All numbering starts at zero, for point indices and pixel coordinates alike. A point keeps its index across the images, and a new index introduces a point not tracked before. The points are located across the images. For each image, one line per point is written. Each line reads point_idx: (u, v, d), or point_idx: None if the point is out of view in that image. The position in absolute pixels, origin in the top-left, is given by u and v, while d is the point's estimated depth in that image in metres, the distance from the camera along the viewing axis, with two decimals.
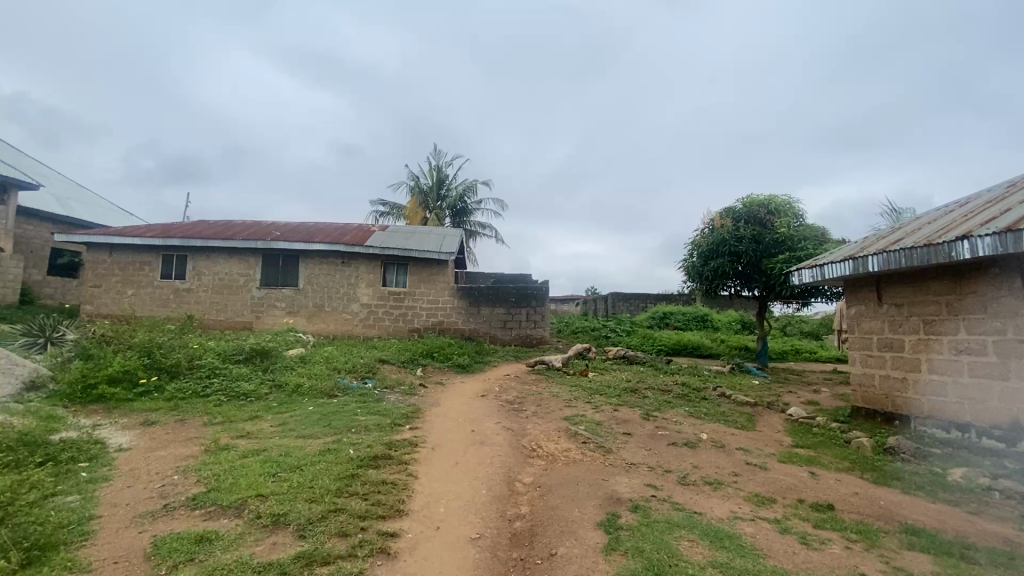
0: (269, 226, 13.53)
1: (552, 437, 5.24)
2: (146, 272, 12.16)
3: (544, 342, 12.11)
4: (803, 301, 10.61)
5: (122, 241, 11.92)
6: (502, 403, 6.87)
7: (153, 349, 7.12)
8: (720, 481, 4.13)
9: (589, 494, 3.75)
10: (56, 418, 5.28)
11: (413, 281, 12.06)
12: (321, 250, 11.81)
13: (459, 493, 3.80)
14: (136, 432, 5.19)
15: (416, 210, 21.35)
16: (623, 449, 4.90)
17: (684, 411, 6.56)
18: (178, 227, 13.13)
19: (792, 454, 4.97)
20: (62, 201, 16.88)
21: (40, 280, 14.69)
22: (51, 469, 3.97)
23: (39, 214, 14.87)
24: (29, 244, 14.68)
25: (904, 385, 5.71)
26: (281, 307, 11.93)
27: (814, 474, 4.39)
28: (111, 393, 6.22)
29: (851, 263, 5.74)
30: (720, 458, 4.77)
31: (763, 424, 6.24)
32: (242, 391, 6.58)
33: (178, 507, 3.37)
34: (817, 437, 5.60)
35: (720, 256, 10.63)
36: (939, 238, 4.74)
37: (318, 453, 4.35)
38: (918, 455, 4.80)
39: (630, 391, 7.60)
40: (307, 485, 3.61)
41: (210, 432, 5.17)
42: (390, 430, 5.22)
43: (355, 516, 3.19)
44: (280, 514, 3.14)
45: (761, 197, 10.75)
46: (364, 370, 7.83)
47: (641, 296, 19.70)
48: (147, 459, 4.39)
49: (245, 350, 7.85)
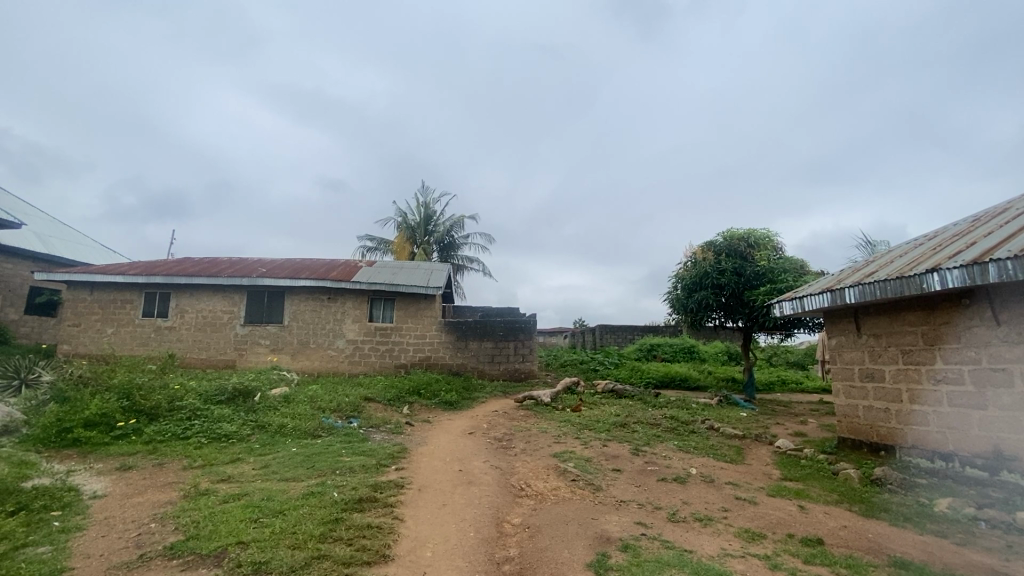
0: (256, 263, 13.49)
1: (541, 475, 5.19)
2: (127, 310, 11.97)
3: (532, 376, 12.06)
4: (786, 331, 10.75)
5: (104, 279, 11.77)
6: (491, 441, 6.78)
7: (132, 391, 6.96)
8: (709, 517, 4.11)
9: (579, 534, 3.70)
10: (29, 464, 5.11)
11: (400, 316, 12.03)
12: (307, 287, 11.76)
13: (445, 536, 3.71)
14: (112, 478, 5.02)
15: (405, 245, 21.51)
16: (613, 487, 4.86)
17: (673, 446, 6.53)
18: (163, 264, 13.03)
19: (780, 487, 4.97)
20: (43, 239, 16.67)
21: (16, 319, 14.37)
22: (22, 519, 3.82)
23: (19, 252, 14.68)
24: (8, 283, 14.45)
25: (887, 415, 5.80)
26: (265, 344, 11.77)
27: (802, 508, 4.39)
28: (87, 437, 6.02)
29: (830, 295, 5.91)
30: (710, 493, 4.76)
31: (751, 457, 6.24)
32: (224, 433, 6.42)
33: (154, 556, 3.25)
34: (805, 469, 5.61)
35: (703, 288, 10.81)
36: (910, 271, 4.92)
37: (302, 497, 4.25)
38: (905, 485, 4.81)
39: (619, 425, 7.56)
40: (291, 530, 3.52)
41: (190, 476, 5.02)
42: (376, 471, 5.12)
43: (339, 563, 3.10)
44: (261, 562, 3.05)
45: (741, 231, 11.06)
46: (350, 410, 7.69)
47: (628, 329, 19.86)
48: (123, 506, 4.23)
49: (228, 391, 7.72)
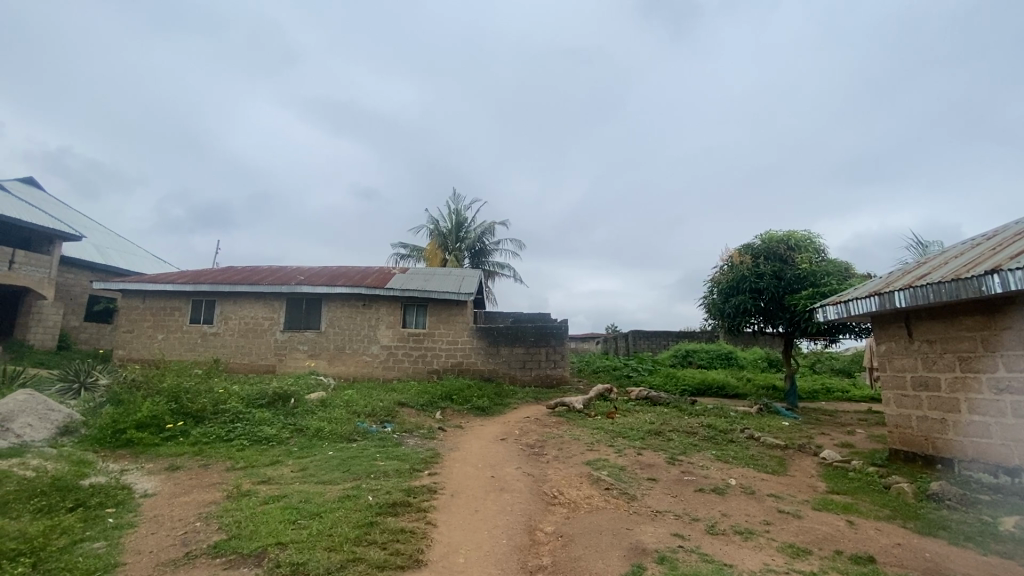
0: (294, 271, 13.93)
1: (574, 483, 5.12)
2: (176, 317, 12.56)
3: (564, 382, 11.96)
4: (830, 337, 10.31)
5: (154, 287, 12.40)
6: (522, 448, 6.75)
7: (180, 394, 7.30)
8: (751, 530, 3.96)
9: (614, 544, 3.63)
10: (87, 463, 5.41)
11: (432, 322, 12.17)
12: (342, 294, 12.05)
13: (478, 543, 3.70)
14: (161, 477, 5.26)
15: (436, 253, 21.81)
16: (648, 497, 4.74)
17: (711, 455, 6.34)
18: (208, 273, 13.62)
19: (827, 501, 4.74)
20: (101, 250, 17.75)
21: (76, 325, 15.32)
22: (80, 515, 4.04)
23: (78, 263, 15.67)
24: (69, 291, 15.45)
25: (944, 426, 5.45)
26: (303, 350, 12.12)
27: (851, 523, 4.17)
28: (139, 438, 6.32)
29: (877, 299, 5.61)
30: (750, 506, 4.58)
31: (795, 469, 5.99)
32: (265, 436, 6.64)
33: (200, 554, 3.37)
34: (853, 482, 5.33)
35: (741, 293, 10.49)
36: (967, 273, 4.63)
37: (338, 500, 4.32)
38: (965, 502, 4.50)
39: (655, 434, 7.39)
40: (326, 532, 3.58)
41: (233, 477, 5.20)
42: (409, 476, 5.18)
43: (373, 566, 3.14)
44: (300, 563, 3.12)
45: (780, 233, 10.68)
46: (384, 414, 7.82)
47: (662, 334, 19.49)
48: (171, 505, 4.44)
49: (268, 395, 7.98)
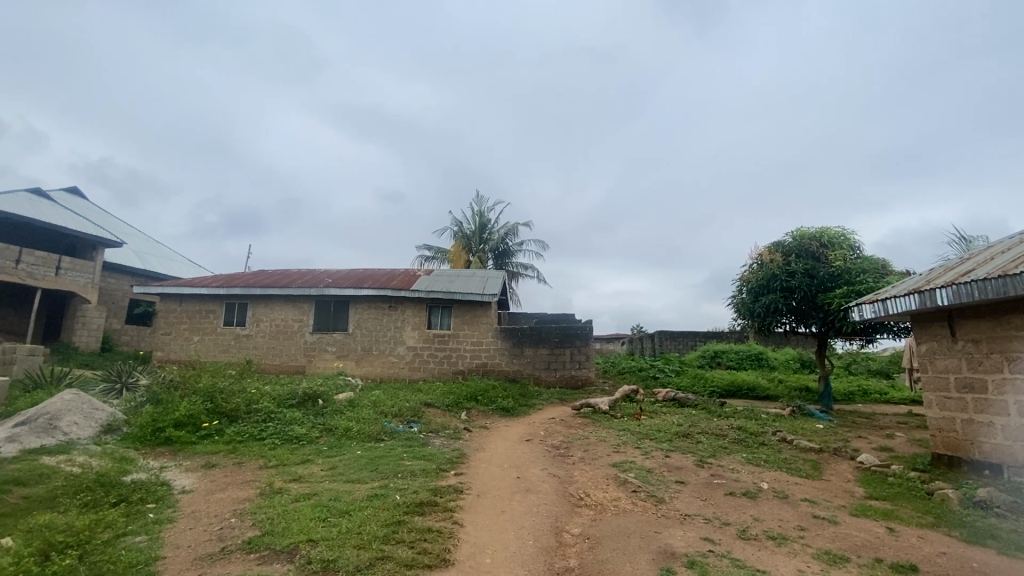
0: (322, 273, 14.23)
1: (601, 485, 5.07)
2: (210, 319, 12.98)
3: (589, 383, 11.87)
4: (867, 337, 9.95)
5: (190, 291, 12.84)
6: (548, 449, 6.72)
7: (215, 394, 7.54)
8: (784, 535, 3.84)
9: (642, 547, 3.58)
10: (129, 460, 5.64)
11: (457, 323, 12.25)
12: (369, 296, 12.25)
13: (504, 543, 3.70)
14: (197, 474, 5.45)
15: (460, 254, 21.96)
16: (676, 500, 4.66)
17: (742, 458, 6.19)
18: (241, 277, 14.03)
19: (865, 506, 4.57)
20: (140, 256, 18.49)
21: (118, 328, 15.99)
22: (122, 509, 4.21)
23: (120, 268, 16.36)
24: (112, 295, 16.15)
25: (991, 430, 5.19)
26: (332, 351, 12.36)
27: (892, 530, 4.00)
28: (177, 437, 6.55)
29: (918, 297, 5.38)
30: (783, 510, 4.46)
31: (831, 473, 5.80)
32: (296, 435, 6.79)
33: (235, 549, 3.47)
34: (893, 488, 5.13)
35: (772, 292, 10.22)
36: (1016, 269, 4.40)
37: (366, 498, 4.39)
38: (1016, 510, 4.28)
39: (682, 436, 7.26)
40: (355, 530, 3.64)
41: (265, 475, 5.34)
42: (436, 476, 5.22)
43: (402, 565, 3.17)
44: (330, 560, 3.18)
45: (812, 230, 10.37)
46: (410, 414, 7.91)
47: (689, 335, 19.15)
48: (207, 501, 4.58)
49: (298, 395, 8.17)
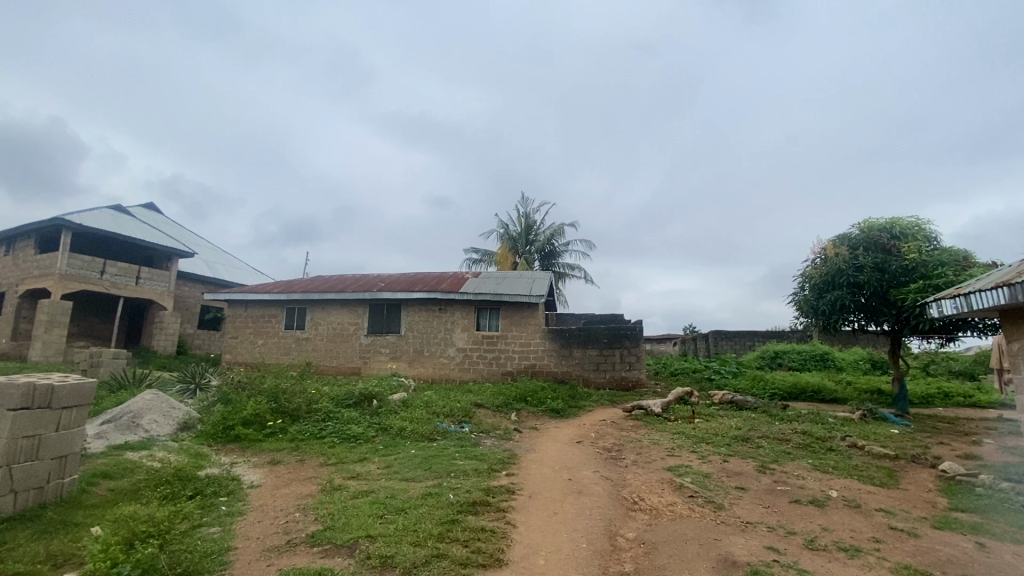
0: (374, 278, 14.70)
1: (655, 489, 4.94)
2: (273, 323, 13.71)
3: (640, 385, 11.61)
4: (947, 335, 9.17)
5: (254, 297, 13.63)
6: (599, 451, 6.63)
7: (278, 394, 7.96)
8: (857, 547, 3.60)
9: (700, 554, 3.46)
10: (203, 455, 6.05)
11: (505, 324, 12.33)
12: (419, 299, 12.55)
13: (558, 545, 3.68)
14: (264, 470, 5.76)
15: (507, 256, 22.09)
16: (736, 506, 4.47)
17: (807, 464, 5.86)
18: (299, 283, 14.75)
19: (949, 519, 4.20)
20: (210, 265, 19.82)
21: (192, 332, 17.20)
22: (198, 502, 4.53)
23: (192, 277, 17.61)
24: (185, 302, 17.40)
25: None
26: (385, 353, 12.75)
27: (983, 546, 3.66)
28: (245, 434, 6.96)
29: (1008, 290, 4.90)
30: (856, 521, 4.17)
31: (909, 482, 5.38)
32: (353, 433, 7.06)
33: (299, 542, 3.65)
34: (983, 499, 4.69)
35: (837, 288, 9.61)
36: None
37: (421, 497, 4.49)
38: None
39: (741, 440, 6.95)
40: (411, 527, 3.73)
41: (325, 472, 5.58)
42: (488, 476, 5.26)
43: (456, 563, 3.22)
44: (388, 556, 3.27)
45: (882, 220, 9.67)
46: (461, 415, 8.03)
47: (746, 334, 18.34)
48: (274, 496, 4.84)
49: (355, 395, 8.48)
